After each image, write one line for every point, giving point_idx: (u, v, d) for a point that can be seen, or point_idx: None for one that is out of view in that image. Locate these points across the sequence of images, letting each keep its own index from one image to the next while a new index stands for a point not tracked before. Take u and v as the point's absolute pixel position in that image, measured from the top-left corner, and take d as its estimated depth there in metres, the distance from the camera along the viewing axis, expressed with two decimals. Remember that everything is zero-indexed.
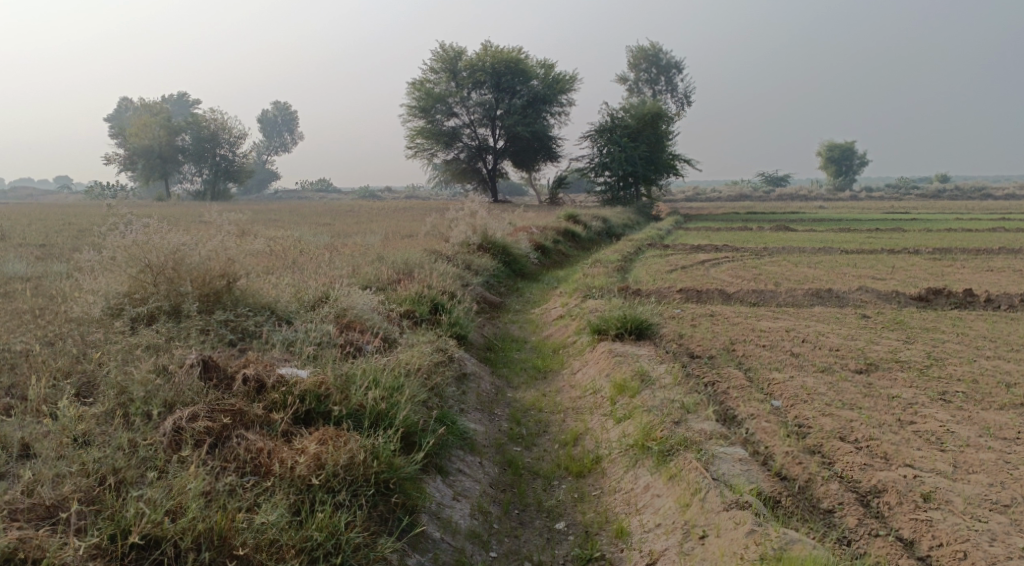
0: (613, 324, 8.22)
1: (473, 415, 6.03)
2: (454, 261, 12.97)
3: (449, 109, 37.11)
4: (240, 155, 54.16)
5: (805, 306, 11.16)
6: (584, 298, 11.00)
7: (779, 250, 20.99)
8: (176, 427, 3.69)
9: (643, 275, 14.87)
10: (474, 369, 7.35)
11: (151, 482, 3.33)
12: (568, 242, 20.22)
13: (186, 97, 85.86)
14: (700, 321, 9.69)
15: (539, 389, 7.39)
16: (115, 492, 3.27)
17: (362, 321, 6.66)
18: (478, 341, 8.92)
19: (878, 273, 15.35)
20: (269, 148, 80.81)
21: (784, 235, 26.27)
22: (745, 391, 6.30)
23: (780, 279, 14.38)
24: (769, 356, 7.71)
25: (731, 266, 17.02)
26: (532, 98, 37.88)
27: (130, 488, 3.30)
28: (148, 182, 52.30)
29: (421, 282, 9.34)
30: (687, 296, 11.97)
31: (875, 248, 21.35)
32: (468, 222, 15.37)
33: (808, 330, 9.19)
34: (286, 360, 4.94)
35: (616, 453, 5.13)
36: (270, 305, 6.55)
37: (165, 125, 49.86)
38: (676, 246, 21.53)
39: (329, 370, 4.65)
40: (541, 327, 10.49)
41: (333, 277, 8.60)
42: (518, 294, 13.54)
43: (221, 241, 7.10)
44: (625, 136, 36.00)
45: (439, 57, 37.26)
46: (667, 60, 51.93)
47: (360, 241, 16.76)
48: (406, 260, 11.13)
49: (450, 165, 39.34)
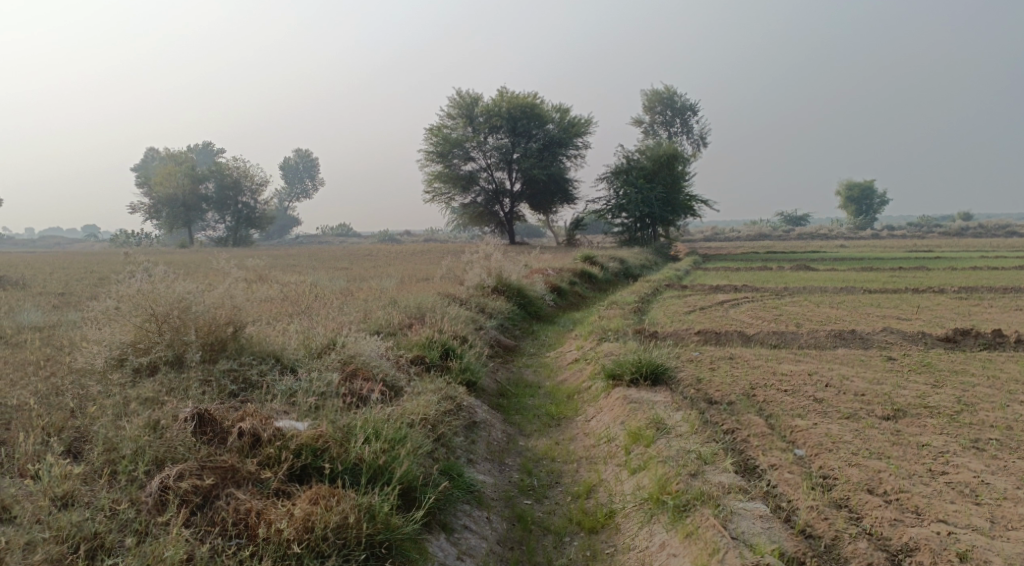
0: (628, 369, 8.00)
1: (482, 466, 5.82)
2: (468, 305, 12.86)
3: (466, 154, 37.51)
4: (261, 202, 55.05)
5: (828, 348, 10.86)
6: (600, 341, 10.79)
7: (799, 290, 20.65)
8: (162, 486, 3.58)
9: (661, 317, 14.63)
10: (485, 416, 7.15)
11: (130, 550, 3.20)
12: (585, 284, 20.06)
13: (210, 146, 87.84)
14: (719, 365, 9.43)
15: (552, 437, 7.16)
16: (89, 560, 3.17)
17: (370, 368, 6.53)
18: (490, 386, 8.72)
19: (902, 313, 14.99)
20: (291, 194, 82.15)
21: (804, 274, 25.92)
22: (766, 440, 6.03)
23: (802, 320, 14.07)
24: (790, 401, 7.43)
25: (751, 306, 16.73)
26: (548, 142, 38.21)
27: (106, 556, 3.20)
28: (172, 229, 53.21)
29: (433, 327, 9.21)
30: (705, 339, 11.72)
31: (899, 287, 20.95)
32: (483, 265, 15.30)
33: (831, 373, 8.89)
34: (287, 411, 4.81)
35: (631, 507, 4.89)
36: (276, 353, 6.45)
37: (189, 174, 50.93)
38: (694, 287, 21.29)
39: (329, 422, 4.50)
40: (555, 372, 10.27)
41: (343, 323, 8.51)
42: (533, 337, 13.36)
43: (228, 289, 7.04)
44: (641, 177, 36.08)
45: (456, 104, 37.85)
46: (682, 102, 52.33)
47: (375, 285, 16.73)
48: (419, 304, 11.03)
49: (467, 209, 39.58)
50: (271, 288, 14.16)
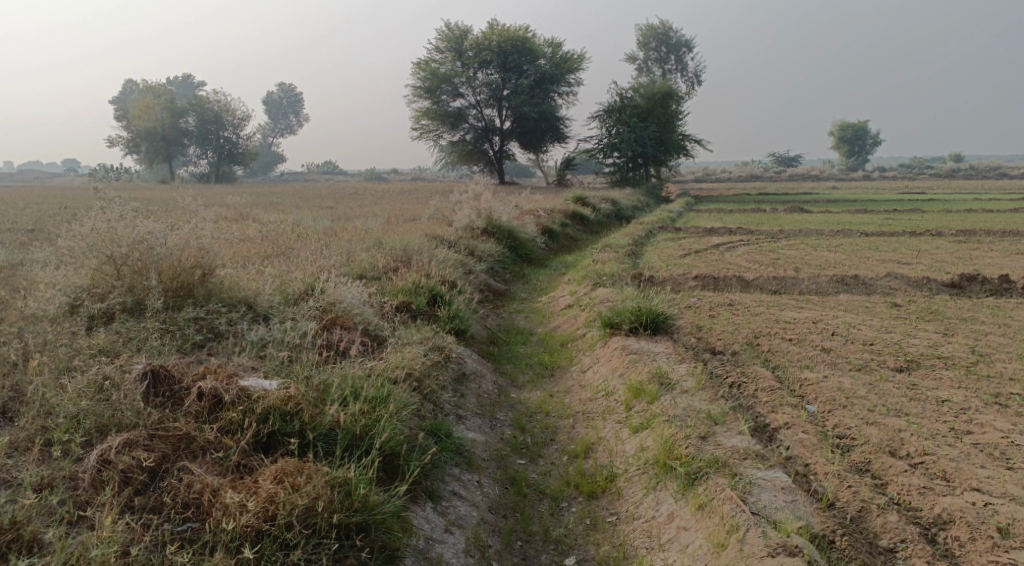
0: (626, 316, 7.55)
1: (471, 423, 5.40)
2: (456, 246, 12.34)
3: (454, 89, 36.26)
4: (244, 138, 53.51)
5: (830, 294, 10.45)
6: (594, 286, 10.34)
7: (795, 232, 20.22)
8: (102, 460, 3.18)
9: (655, 261, 14.18)
10: (474, 367, 6.74)
11: (56, 542, 2.81)
12: (577, 226, 19.50)
13: (190, 80, 84.93)
14: (719, 312, 9.02)
15: (545, 389, 6.75)
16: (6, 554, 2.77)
17: (350, 317, 6.04)
18: (479, 335, 8.29)
19: (902, 258, 14.59)
20: (275, 131, 80.12)
21: (799, 216, 25.47)
22: (777, 395, 5.65)
23: (801, 264, 13.66)
24: (799, 353, 7.03)
25: (747, 250, 16.29)
26: (539, 78, 36.95)
27: (28, 549, 2.80)
28: (152, 165, 51.87)
29: (420, 271, 8.70)
30: (702, 284, 11.28)
31: (895, 230, 20.56)
32: (472, 206, 14.69)
33: (837, 322, 8.50)
34: (254, 366, 4.33)
35: (634, 471, 4.52)
36: (248, 299, 5.92)
37: (168, 108, 49.20)
38: (688, 229, 20.79)
39: (302, 381, 4.05)
40: (547, 318, 9.84)
41: (325, 266, 7.99)
42: (524, 281, 12.90)
43: (198, 229, 6.46)
44: (634, 115, 35.10)
45: (444, 36, 36.37)
46: (677, 38, 50.71)
47: (360, 225, 16.14)
48: (405, 246, 10.49)
49: (456, 147, 38.53)
50: (250, 228, 13.55)
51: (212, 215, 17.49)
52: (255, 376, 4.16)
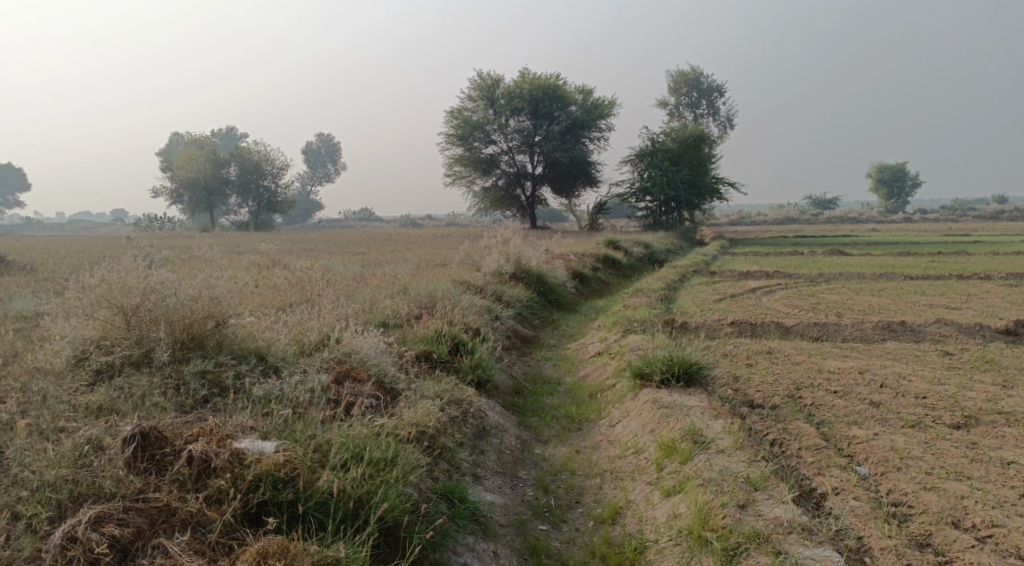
0: (657, 367, 7.16)
1: (490, 484, 5.08)
2: (483, 292, 12.11)
3: (486, 136, 36.64)
4: (283, 186, 54.75)
5: (875, 342, 9.89)
6: (625, 333, 9.97)
7: (835, 276, 19.56)
8: (68, 537, 3.11)
9: (689, 306, 13.75)
10: (497, 421, 6.41)
11: None
12: (609, 270, 19.18)
13: (233, 131, 87.94)
14: (756, 361, 8.57)
15: (572, 445, 6.37)
16: None
17: (365, 369, 5.79)
18: (504, 384, 7.96)
19: (951, 302, 13.90)
20: (313, 179, 81.98)
21: (838, 260, 24.78)
22: (822, 455, 5.20)
23: (842, 309, 13.08)
24: (845, 407, 6.54)
25: (785, 294, 15.76)
26: (571, 124, 37.17)
27: None
28: (194, 214, 53.27)
29: (443, 319, 8.46)
30: (739, 331, 10.80)
31: (942, 274, 19.73)
32: (501, 251, 14.51)
33: (885, 372, 7.97)
34: (255, 425, 4.06)
35: (666, 542, 4.12)
36: (260, 351, 5.72)
37: (211, 158, 50.69)
38: (723, 273, 20.29)
39: (300, 444, 3.85)
40: (576, 366, 9.48)
41: (346, 315, 7.81)
42: (553, 327, 12.57)
43: (213, 278, 6.34)
44: (666, 159, 34.96)
45: (476, 85, 36.90)
46: (709, 82, 50.79)
47: (390, 271, 16.07)
48: (431, 292, 10.29)
49: (488, 192, 38.74)
50: (280, 276, 13.55)
51: (245, 262, 17.62)
52: (253, 437, 3.93)
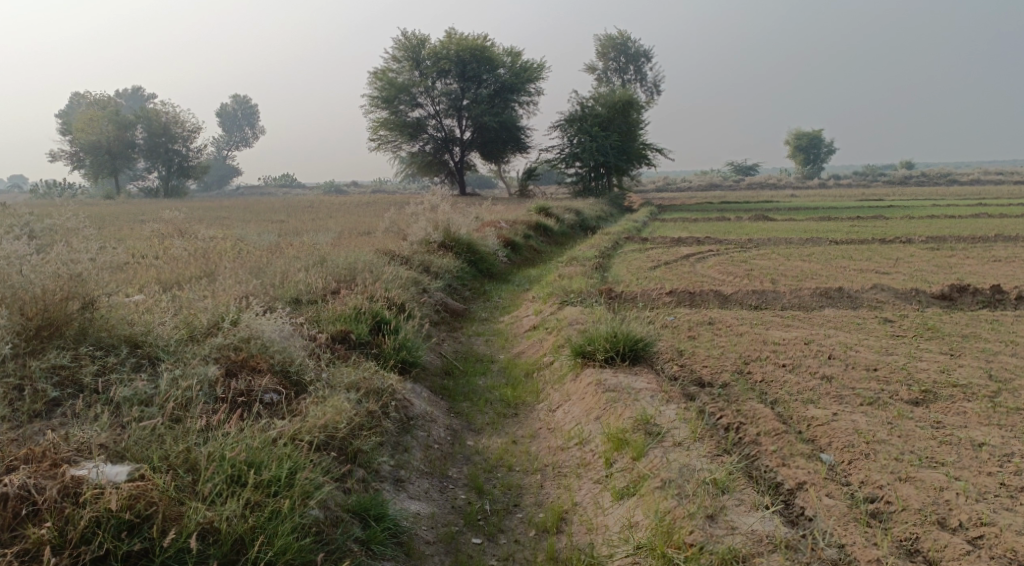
0: (600, 344, 6.55)
1: (415, 489, 4.39)
2: (409, 262, 11.28)
3: (413, 99, 35.18)
4: (195, 150, 51.57)
5: (815, 310, 9.66)
6: (561, 305, 9.38)
7: (764, 241, 19.59)
8: None
9: (624, 274, 13.31)
10: (423, 409, 5.70)
11: None
12: (540, 237, 18.58)
13: (140, 92, 82.31)
14: (699, 333, 8.14)
15: (508, 434, 5.71)
16: None
17: (266, 357, 4.93)
18: (431, 366, 7.24)
19: (879, 267, 13.97)
20: (229, 142, 77.91)
21: (764, 225, 25.02)
22: (784, 442, 4.73)
23: (777, 275, 12.93)
24: (799, 384, 6.13)
25: (718, 260, 15.56)
26: (499, 87, 36.12)
27: None
28: (97, 179, 49.59)
29: (362, 293, 7.62)
30: (678, 300, 10.39)
31: (865, 238, 20.05)
32: (428, 218, 13.64)
33: (831, 343, 7.67)
34: (106, 442, 3.23)
35: (622, 559, 3.58)
36: (136, 337, 4.77)
37: (114, 119, 47.04)
38: (655, 239, 20.05)
39: (160, 468, 3.15)
40: (511, 342, 8.83)
41: (250, 293, 6.89)
42: (485, 298, 11.89)
43: (78, 255, 5.30)
44: (595, 124, 34.49)
45: (401, 45, 35.20)
46: (636, 48, 50.52)
47: (308, 240, 14.94)
48: (350, 263, 9.41)
49: (416, 157, 37.38)
50: (183, 248, 12.35)
51: (146, 233, 16.13)
52: (102, 459, 3.14)
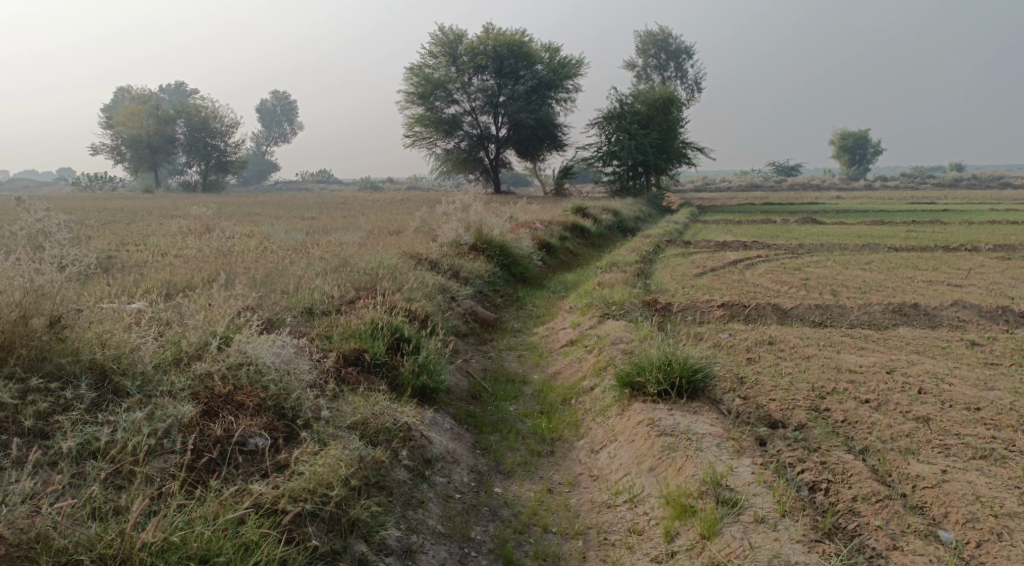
0: (651, 375, 5.60)
1: (429, 560, 3.58)
2: (437, 266, 10.50)
3: (448, 96, 34.50)
4: (234, 145, 51.64)
5: (888, 329, 8.60)
6: (601, 318, 8.47)
7: (815, 246, 18.41)
8: None
9: (668, 282, 12.33)
10: (444, 447, 4.88)
11: None
12: (577, 239, 17.68)
13: (182, 88, 83.71)
14: (760, 355, 7.18)
15: (543, 479, 4.86)
16: None
17: (257, 389, 4.17)
18: (457, 388, 6.43)
19: (948, 278, 12.74)
20: (268, 138, 78.50)
21: (812, 228, 23.77)
22: (889, 512, 3.85)
23: (837, 286, 11.84)
24: (890, 427, 5.14)
25: (769, 267, 14.48)
26: (536, 84, 35.20)
27: None
28: (137, 173, 50.01)
29: (381, 304, 6.84)
30: (731, 314, 9.41)
31: (925, 245, 18.69)
32: (460, 218, 12.84)
33: (918, 372, 6.64)
34: (8, 531, 2.61)
35: None
36: (104, 363, 4.00)
37: (154, 114, 47.36)
38: (698, 243, 18.98)
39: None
40: (546, 358, 7.98)
41: (254, 304, 6.17)
42: (518, 306, 11.05)
43: (51, 267, 4.61)
44: (635, 122, 33.38)
45: (437, 41, 34.56)
46: (677, 44, 49.16)
47: (335, 240, 14.29)
48: (373, 268, 8.63)
49: (451, 154, 36.70)
50: (203, 247, 11.78)
51: (174, 229, 15.70)
52: None
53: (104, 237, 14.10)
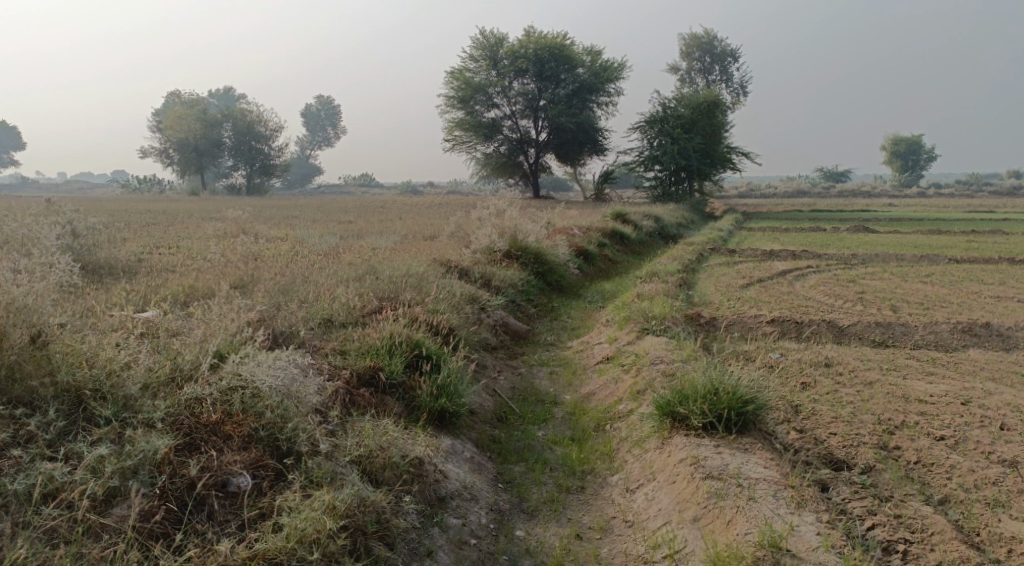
0: (695, 406, 4.98)
1: None
2: (468, 274, 10.04)
3: (489, 100, 34.13)
4: (278, 149, 52.15)
5: (958, 351, 7.81)
6: (640, 333, 7.88)
7: (869, 256, 17.43)
8: None
9: (712, 294, 11.64)
10: (460, 481, 4.38)
11: None
12: (616, 246, 17.05)
13: (232, 92, 85.56)
14: (816, 379, 6.50)
15: (571, 522, 4.31)
16: None
17: (250, 418, 3.74)
18: (481, 410, 5.93)
19: (1019, 295, 11.76)
20: (313, 142, 79.38)
21: (863, 237, 22.69)
22: None
23: (897, 301, 11.01)
24: (974, 473, 4.43)
25: (820, 279, 13.65)
26: (578, 87, 34.59)
27: None
28: (183, 175, 50.83)
29: (403, 316, 6.37)
30: (781, 331, 8.71)
31: (989, 256, 17.56)
32: (494, 224, 12.36)
33: (999, 404, 5.89)
34: None
35: None
36: (81, 387, 3.60)
37: (201, 118, 48.01)
38: (744, 252, 18.17)
39: None
40: (580, 376, 7.43)
41: (267, 316, 5.76)
42: (553, 316, 10.51)
43: (39, 278, 4.24)
44: (677, 127, 32.55)
45: (479, 44, 34.23)
46: (723, 47, 47.98)
47: (368, 245, 13.95)
48: (399, 276, 8.19)
49: (490, 159, 36.34)
50: (233, 251, 11.50)
51: (209, 232, 15.53)
52: None
53: (139, 239, 13.97)
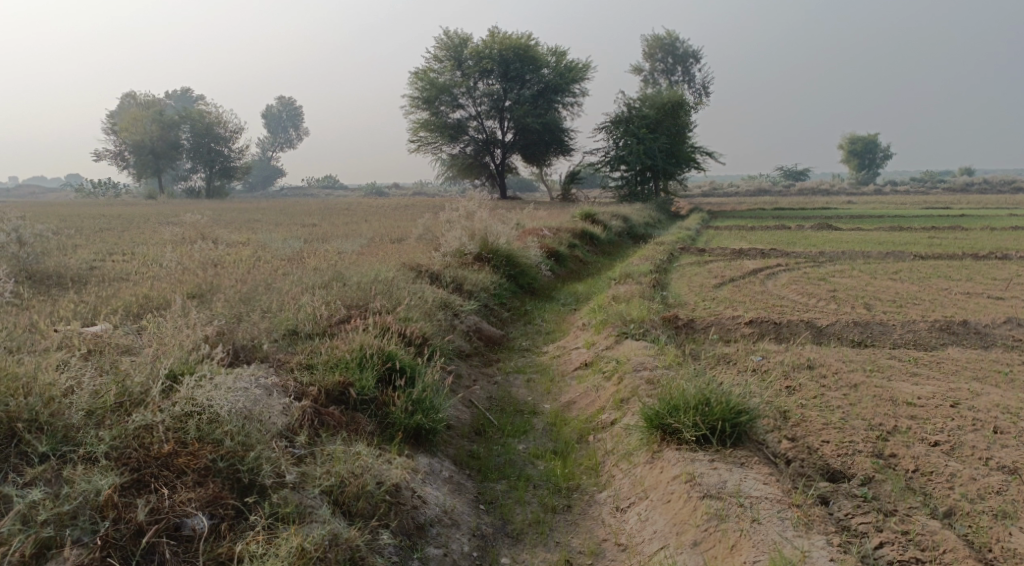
0: (686, 418, 4.74)
1: None
2: (438, 278, 9.70)
3: (454, 100, 33.73)
4: (238, 151, 50.97)
5: (938, 350, 7.73)
6: (619, 337, 7.64)
7: (836, 254, 17.52)
8: None
9: (687, 295, 11.49)
10: (440, 505, 4.07)
11: None
12: (586, 247, 16.84)
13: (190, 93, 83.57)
14: (801, 383, 6.33)
15: (559, 547, 4.03)
16: None
17: (208, 446, 3.39)
18: (458, 424, 5.62)
19: (987, 291, 11.85)
20: (274, 144, 77.92)
21: (828, 234, 22.92)
22: None
23: (869, 299, 10.98)
24: (975, 481, 4.27)
25: (791, 277, 13.62)
26: (543, 88, 34.42)
27: None
28: (139, 178, 49.32)
29: (373, 325, 6.03)
30: (760, 332, 8.55)
31: (951, 252, 17.81)
32: (464, 226, 12.03)
33: (988, 406, 5.77)
34: None
35: None
36: (14, 416, 3.20)
37: (158, 120, 46.65)
38: (713, 251, 18.14)
39: None
40: (558, 383, 7.16)
41: (227, 328, 5.36)
42: (526, 320, 10.23)
43: None
44: (643, 127, 32.60)
45: (443, 44, 33.82)
46: (685, 48, 48.32)
47: (332, 248, 13.49)
48: (367, 282, 7.82)
49: (456, 160, 35.94)
50: (189, 258, 10.96)
51: (164, 238, 14.88)
52: None
53: (89, 246, 13.29)
